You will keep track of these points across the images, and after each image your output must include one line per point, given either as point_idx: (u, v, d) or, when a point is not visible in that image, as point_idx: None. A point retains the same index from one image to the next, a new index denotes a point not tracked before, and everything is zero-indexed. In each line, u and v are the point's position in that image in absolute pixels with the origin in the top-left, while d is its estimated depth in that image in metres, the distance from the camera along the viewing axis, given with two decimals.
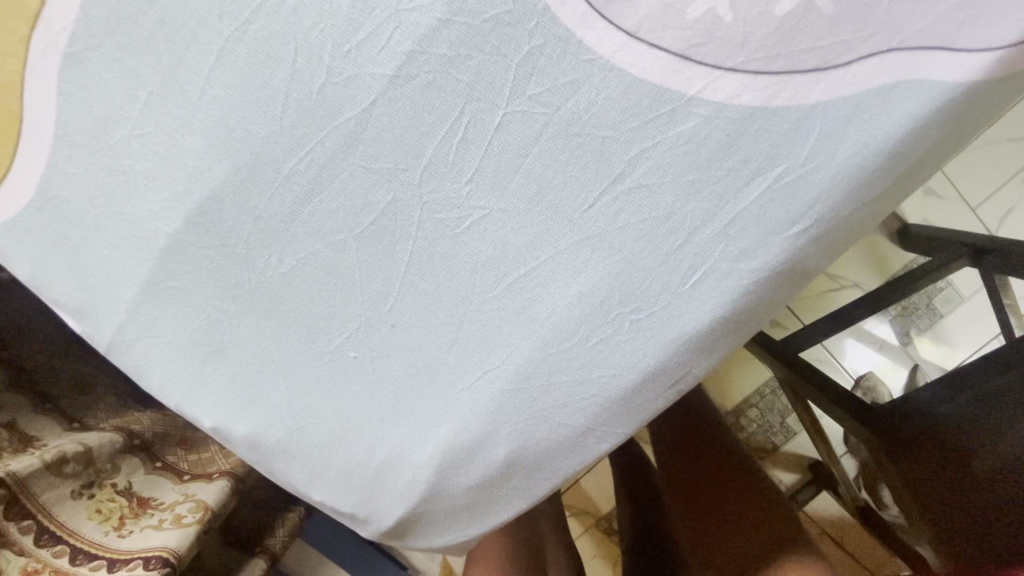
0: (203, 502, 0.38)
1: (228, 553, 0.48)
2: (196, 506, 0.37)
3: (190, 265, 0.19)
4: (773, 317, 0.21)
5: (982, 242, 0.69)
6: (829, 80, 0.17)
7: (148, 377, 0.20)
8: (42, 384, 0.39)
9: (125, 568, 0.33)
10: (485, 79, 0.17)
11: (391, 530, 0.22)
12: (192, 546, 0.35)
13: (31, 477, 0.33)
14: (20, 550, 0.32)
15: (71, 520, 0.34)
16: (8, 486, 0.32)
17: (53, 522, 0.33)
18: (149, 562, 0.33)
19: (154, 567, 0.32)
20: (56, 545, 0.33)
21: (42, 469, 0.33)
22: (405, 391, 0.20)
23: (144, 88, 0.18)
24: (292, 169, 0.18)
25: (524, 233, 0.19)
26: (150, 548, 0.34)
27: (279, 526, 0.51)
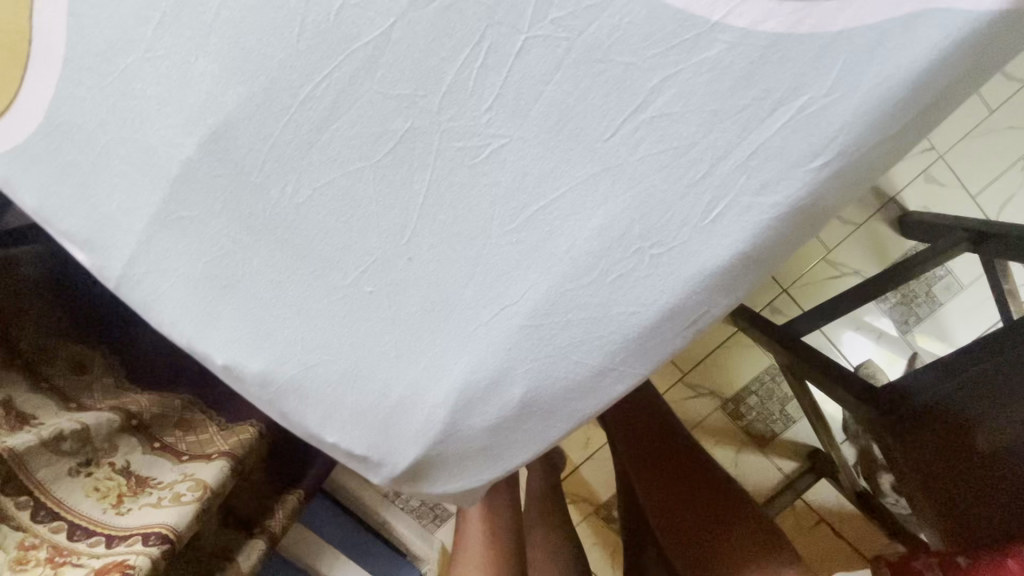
0: (202, 481, 0.37)
1: (227, 533, 0.47)
2: (195, 484, 0.37)
3: (202, 195, 0.19)
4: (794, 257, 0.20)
5: (982, 227, 0.69)
6: (851, 8, 0.17)
7: (158, 313, 0.20)
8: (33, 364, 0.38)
9: (124, 543, 0.32)
10: (506, 2, 0.17)
11: (403, 475, 0.22)
12: (192, 525, 0.34)
13: (29, 454, 0.32)
14: (18, 524, 0.32)
15: (68, 496, 0.34)
16: (6, 461, 0.31)
17: (50, 498, 0.33)
18: (148, 538, 0.32)
19: (154, 543, 0.32)
20: (53, 521, 0.33)
21: (39, 446, 0.33)
22: (422, 327, 0.20)
23: (159, 9, 0.18)
24: (309, 94, 0.18)
25: (542, 165, 0.18)
26: (149, 524, 0.34)
27: (278, 508, 0.51)
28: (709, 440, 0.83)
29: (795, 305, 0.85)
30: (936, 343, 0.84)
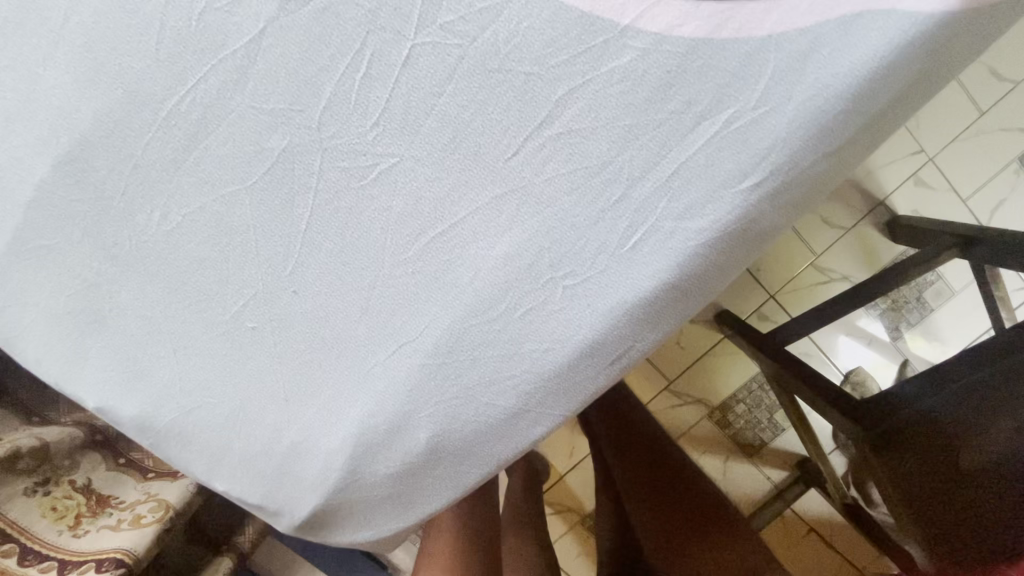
0: (163, 502, 0.38)
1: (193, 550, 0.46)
2: (156, 505, 0.38)
3: (60, 222, 0.17)
4: (729, 285, 0.18)
5: (971, 232, 0.67)
6: (782, 9, 0.15)
7: (22, 351, 0.18)
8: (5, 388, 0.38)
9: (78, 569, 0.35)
10: (388, 5, 0.15)
11: (306, 524, 0.20)
12: (150, 546, 0.36)
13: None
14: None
15: (25, 518, 0.36)
16: None
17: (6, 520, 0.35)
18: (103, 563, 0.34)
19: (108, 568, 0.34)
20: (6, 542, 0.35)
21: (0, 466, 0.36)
22: (313, 366, 0.18)
23: (0, 15, 0.16)
24: (173, 109, 0.16)
25: (441, 183, 0.16)
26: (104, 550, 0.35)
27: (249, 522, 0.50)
28: (696, 450, 0.81)
29: (783, 311, 0.83)
30: (927, 349, 0.82)
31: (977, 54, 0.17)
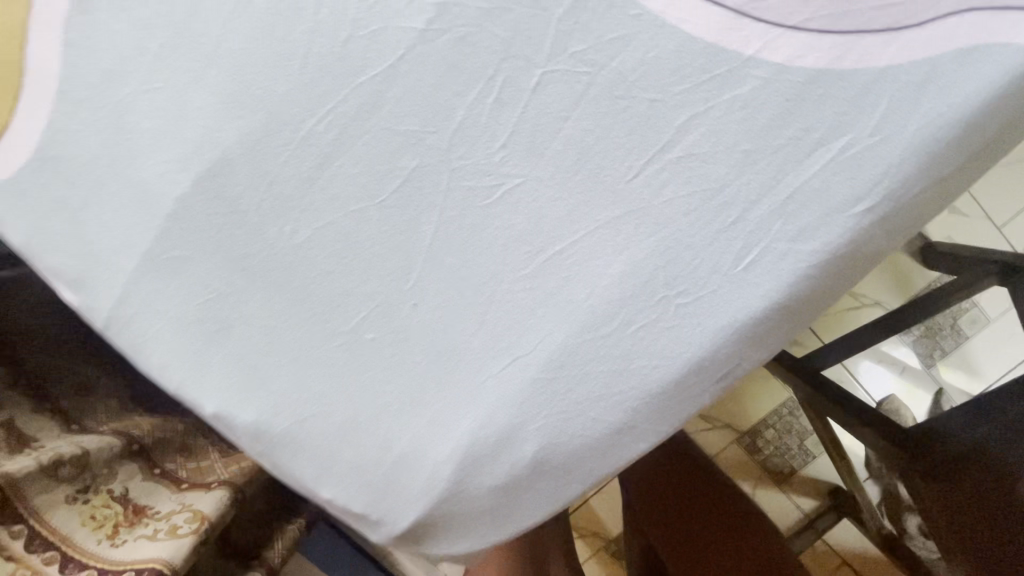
0: (200, 512, 0.33)
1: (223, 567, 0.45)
2: (193, 516, 0.33)
3: (196, 233, 0.18)
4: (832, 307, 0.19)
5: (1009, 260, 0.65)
6: (898, 43, 0.16)
7: (145, 358, 0.18)
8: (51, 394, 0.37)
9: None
10: (523, 34, 0.16)
11: (404, 535, 0.20)
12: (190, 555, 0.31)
13: (26, 480, 0.30)
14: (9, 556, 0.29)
15: (63, 526, 0.31)
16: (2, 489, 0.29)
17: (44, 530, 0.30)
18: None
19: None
20: (46, 552, 0.30)
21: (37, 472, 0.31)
22: (428, 378, 0.18)
23: (156, 40, 0.17)
24: (311, 130, 0.17)
25: (559, 205, 0.17)
26: (142, 560, 0.30)
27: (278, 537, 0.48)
28: None
29: (816, 336, 0.82)
30: (962, 379, 0.81)
31: None
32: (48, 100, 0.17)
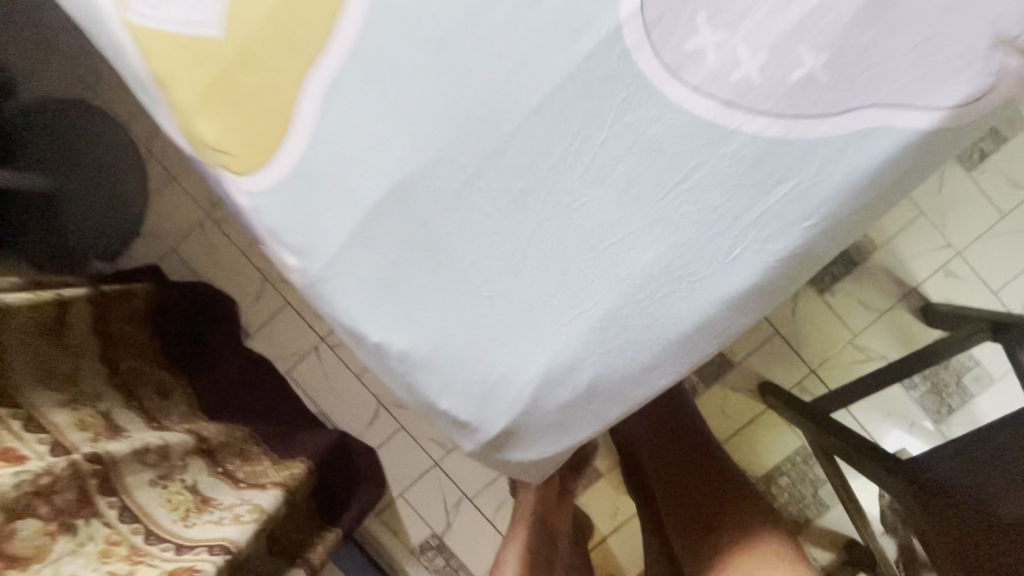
0: (258, 507, 0.70)
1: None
2: (253, 509, 0.70)
3: (382, 223, 0.28)
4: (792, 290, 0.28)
5: (1001, 319, 0.77)
6: (827, 123, 0.26)
7: (338, 303, 0.28)
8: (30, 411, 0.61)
9: (194, 549, 0.60)
10: (596, 111, 0.27)
11: (494, 440, 0.29)
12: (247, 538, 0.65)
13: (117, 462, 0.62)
14: (106, 521, 0.58)
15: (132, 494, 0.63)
16: (102, 468, 0.60)
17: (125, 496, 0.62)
18: (213, 549, 0.60)
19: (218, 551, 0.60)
20: (121, 517, 0.60)
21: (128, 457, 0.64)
22: (523, 324, 0.27)
23: (373, 107, 0.28)
24: (462, 163, 0.27)
25: (614, 220, 0.27)
26: (215, 539, 0.63)
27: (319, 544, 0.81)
28: None
29: (823, 384, 0.93)
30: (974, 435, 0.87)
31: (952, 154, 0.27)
32: (300, 148, 0.28)
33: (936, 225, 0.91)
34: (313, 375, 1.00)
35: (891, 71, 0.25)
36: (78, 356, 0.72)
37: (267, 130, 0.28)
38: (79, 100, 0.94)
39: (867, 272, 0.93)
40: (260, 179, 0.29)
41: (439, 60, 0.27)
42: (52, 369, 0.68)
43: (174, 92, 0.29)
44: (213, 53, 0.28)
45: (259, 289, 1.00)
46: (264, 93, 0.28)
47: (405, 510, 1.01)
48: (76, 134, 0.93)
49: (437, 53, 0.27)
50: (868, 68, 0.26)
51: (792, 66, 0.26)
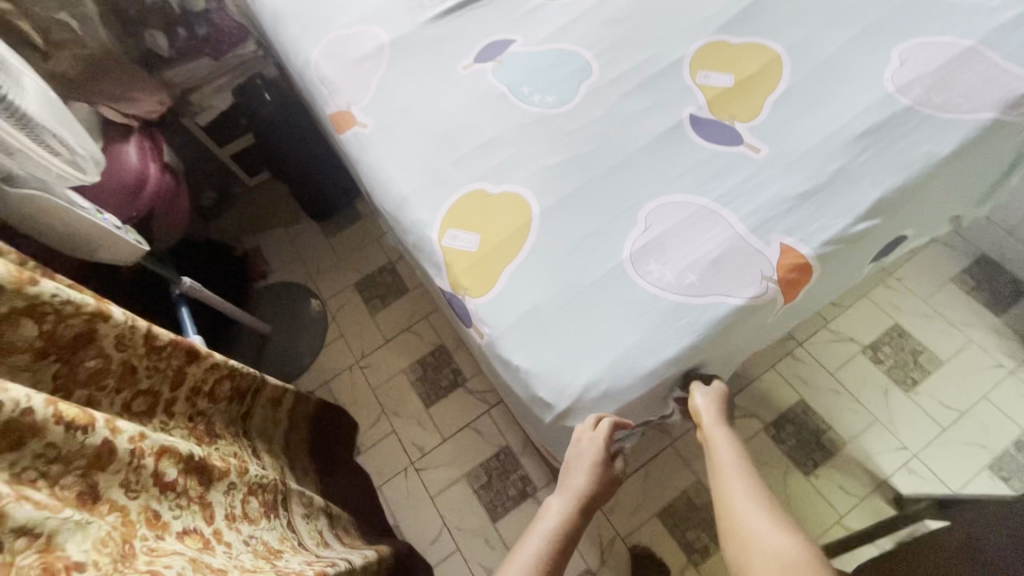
0: (368, 555, 0.96)
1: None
2: (365, 555, 0.95)
3: (523, 318, 0.70)
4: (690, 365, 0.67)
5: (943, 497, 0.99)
6: (699, 300, 0.68)
7: (501, 349, 0.69)
8: (254, 447, 0.97)
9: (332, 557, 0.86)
10: (610, 286, 0.70)
11: (560, 415, 0.66)
12: (362, 564, 0.90)
13: (288, 492, 0.93)
14: (281, 526, 0.85)
15: (293, 518, 0.91)
16: (281, 490, 0.91)
17: (289, 516, 0.90)
18: (345, 560, 0.86)
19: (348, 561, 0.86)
20: (288, 528, 0.87)
21: (292, 492, 0.94)
22: (576, 364, 0.66)
23: (525, 278, 0.73)
24: (557, 300, 0.70)
25: (618, 328, 0.68)
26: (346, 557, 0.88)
27: None
28: None
29: None
30: None
31: (754, 318, 0.69)
32: (496, 289, 0.73)
33: (892, 431, 1.19)
34: (398, 494, 1.27)
35: (722, 285, 0.68)
36: (277, 427, 1.10)
37: (484, 284, 0.74)
38: (299, 286, 1.54)
39: (844, 462, 1.18)
40: (478, 300, 0.73)
41: (553, 265, 0.73)
42: (264, 429, 1.05)
43: (449, 270, 0.77)
44: (469, 257, 0.76)
45: (376, 419, 1.36)
46: (484, 272, 0.75)
47: None
48: (295, 306, 1.51)
49: (552, 263, 0.73)
50: (714, 282, 0.69)
51: (685, 279, 0.69)
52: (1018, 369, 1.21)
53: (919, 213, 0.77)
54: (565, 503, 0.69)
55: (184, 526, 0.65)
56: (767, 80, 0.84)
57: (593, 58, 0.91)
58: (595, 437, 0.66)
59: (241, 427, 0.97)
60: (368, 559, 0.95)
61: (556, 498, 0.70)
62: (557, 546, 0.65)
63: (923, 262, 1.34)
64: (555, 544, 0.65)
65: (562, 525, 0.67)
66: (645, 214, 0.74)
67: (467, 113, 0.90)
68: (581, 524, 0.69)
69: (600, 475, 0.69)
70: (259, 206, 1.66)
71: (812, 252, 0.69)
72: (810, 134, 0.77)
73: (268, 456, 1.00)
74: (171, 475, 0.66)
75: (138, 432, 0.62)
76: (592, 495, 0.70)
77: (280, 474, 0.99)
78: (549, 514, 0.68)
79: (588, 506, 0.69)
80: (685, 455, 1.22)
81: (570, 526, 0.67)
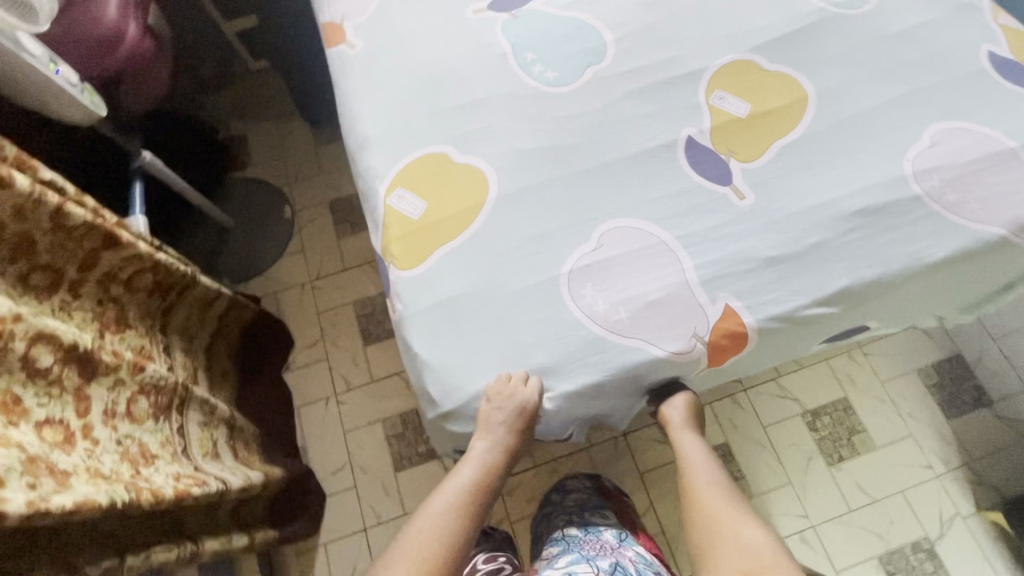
0: (253, 476, 0.98)
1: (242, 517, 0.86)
2: (249, 476, 0.97)
3: (438, 306, 0.66)
4: (588, 401, 0.65)
5: None
6: (619, 339, 0.64)
7: (407, 330, 0.66)
8: (166, 345, 0.96)
9: (211, 473, 0.87)
10: (535, 298, 0.66)
11: (443, 413, 0.65)
12: (240, 484, 0.91)
13: (190, 398, 0.93)
14: (168, 431, 0.86)
15: (187, 424, 0.92)
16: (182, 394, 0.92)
17: (184, 421, 0.91)
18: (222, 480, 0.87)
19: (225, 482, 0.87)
20: (176, 433, 0.88)
21: (196, 398, 0.94)
22: (473, 369, 0.64)
23: (455, 263, 0.68)
24: (478, 297, 0.66)
25: (529, 344, 0.64)
26: (226, 477, 0.89)
27: (265, 531, 1.04)
28: None
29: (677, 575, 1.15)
30: None
31: (669, 373, 0.66)
32: (422, 268, 0.68)
33: (801, 498, 1.19)
34: (314, 418, 1.29)
35: (648, 332, 0.64)
36: (202, 327, 1.09)
37: (413, 258, 0.69)
38: (273, 188, 1.48)
39: None
40: (401, 274, 0.69)
41: (487, 259, 0.68)
42: (186, 327, 1.04)
43: (385, 231, 0.72)
44: (407, 223, 0.71)
45: (313, 342, 1.35)
46: (417, 245, 0.70)
47: (321, 558, 1.18)
48: (264, 208, 1.46)
49: (487, 256, 0.68)
50: (641, 326, 0.64)
51: (614, 313, 0.65)
52: (945, 475, 1.19)
53: (883, 311, 0.72)
54: (490, 447, 0.67)
55: (46, 416, 0.65)
56: (784, 123, 0.75)
57: (612, 41, 0.81)
58: (511, 403, 0.61)
59: (158, 322, 0.95)
60: (252, 481, 0.96)
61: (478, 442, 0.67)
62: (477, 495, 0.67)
63: (897, 344, 1.29)
64: (472, 496, 0.67)
65: (487, 466, 0.68)
66: (601, 233, 0.69)
67: (457, 62, 0.81)
68: (505, 461, 0.69)
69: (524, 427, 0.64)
70: (254, 93, 1.57)
71: (753, 322, 0.65)
72: (803, 195, 0.71)
73: (180, 356, 0.99)
74: (44, 362, 0.65)
75: (12, 315, 0.61)
76: (508, 443, 0.67)
77: (188, 377, 0.99)
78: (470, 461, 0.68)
79: (509, 446, 0.68)
80: (595, 462, 1.22)
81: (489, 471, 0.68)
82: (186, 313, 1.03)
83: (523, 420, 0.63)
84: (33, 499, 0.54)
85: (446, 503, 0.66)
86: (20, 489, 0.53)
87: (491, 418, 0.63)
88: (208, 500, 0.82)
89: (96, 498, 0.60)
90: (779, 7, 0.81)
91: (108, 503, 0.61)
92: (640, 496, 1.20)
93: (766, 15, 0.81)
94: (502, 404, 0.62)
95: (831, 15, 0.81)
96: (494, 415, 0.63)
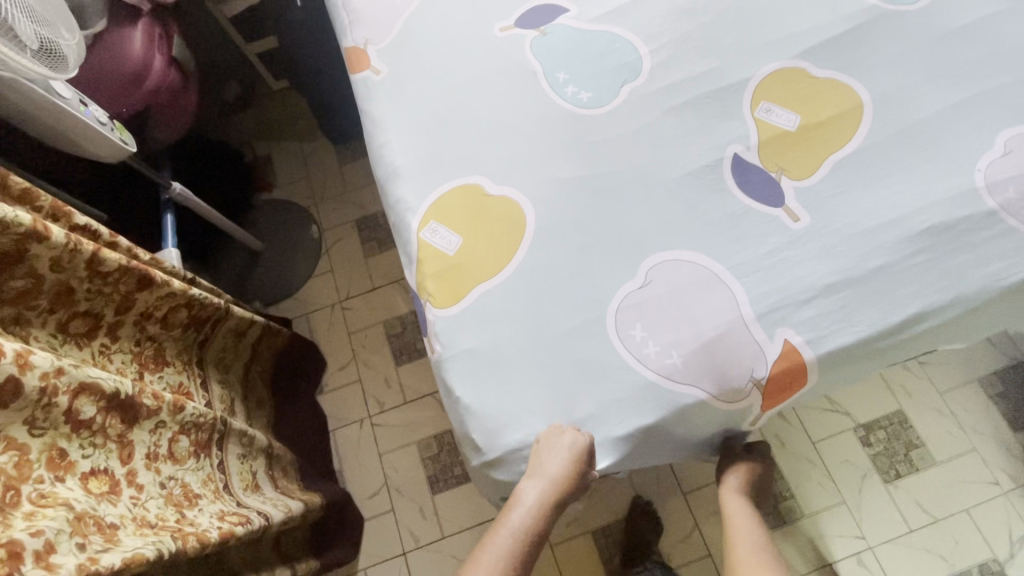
0: (292, 507, 0.97)
1: None
2: (289, 507, 0.97)
3: (479, 347, 0.64)
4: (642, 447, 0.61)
5: None
6: (671, 382, 0.61)
7: (448, 374, 0.64)
8: (202, 378, 0.96)
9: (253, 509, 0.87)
10: (581, 337, 0.63)
11: (489, 460, 0.63)
12: (281, 517, 0.91)
13: (231, 432, 0.93)
14: (210, 468, 0.86)
15: (228, 458, 0.92)
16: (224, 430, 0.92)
17: (226, 456, 0.91)
18: (263, 515, 0.87)
19: (267, 517, 0.87)
20: (218, 471, 0.88)
21: (237, 432, 0.95)
22: (519, 414, 0.61)
23: (493, 300, 0.66)
24: (519, 337, 0.64)
25: (576, 386, 0.61)
26: (266, 511, 0.89)
27: (306, 561, 1.04)
28: None
29: None
30: None
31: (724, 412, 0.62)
32: (460, 309, 0.66)
33: (856, 518, 1.13)
34: (349, 441, 1.28)
35: (702, 373, 0.61)
36: (237, 357, 1.09)
37: (450, 298, 0.67)
38: (301, 209, 1.48)
39: (796, 535, 1.13)
40: (439, 316, 0.67)
41: (527, 296, 0.65)
42: (222, 358, 1.04)
43: (419, 268, 0.70)
44: (442, 259, 0.69)
45: (345, 364, 1.35)
46: (453, 283, 0.67)
47: None
48: (293, 230, 1.46)
49: (527, 293, 0.65)
50: (695, 367, 0.61)
51: (664, 352, 0.61)
52: (1014, 491, 1.12)
53: (953, 334, 0.66)
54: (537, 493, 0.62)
55: (91, 466, 0.65)
56: (838, 134, 0.70)
57: (647, 54, 0.77)
58: (561, 445, 0.59)
59: (194, 356, 0.95)
60: (291, 513, 0.96)
61: (528, 484, 0.62)
62: (528, 542, 0.63)
63: (957, 352, 1.21)
64: (523, 542, 0.63)
65: (535, 514, 0.63)
66: (647, 268, 0.65)
67: (485, 85, 0.78)
68: (557, 503, 0.63)
69: (578, 474, 0.60)
70: (277, 111, 1.57)
71: (815, 357, 0.61)
72: (862, 215, 0.66)
73: (216, 388, 0.99)
74: (87, 413, 0.65)
75: (55, 369, 0.60)
76: (560, 490, 0.61)
77: (225, 410, 0.99)
78: (521, 506, 0.63)
79: (559, 493, 0.62)
80: (636, 483, 1.19)
81: (541, 516, 0.63)
82: (221, 344, 1.03)
83: (576, 467, 0.59)
84: (83, 561, 0.53)
85: (497, 554, 0.62)
86: (70, 552, 0.53)
87: (542, 462, 0.60)
88: (252, 539, 0.82)
89: (143, 551, 0.59)
90: (826, 8, 0.76)
91: (156, 556, 0.60)
92: (683, 517, 1.16)
93: (813, 16, 0.76)
94: (553, 449, 0.59)
95: (885, 12, 0.75)
96: (543, 458, 0.59)
